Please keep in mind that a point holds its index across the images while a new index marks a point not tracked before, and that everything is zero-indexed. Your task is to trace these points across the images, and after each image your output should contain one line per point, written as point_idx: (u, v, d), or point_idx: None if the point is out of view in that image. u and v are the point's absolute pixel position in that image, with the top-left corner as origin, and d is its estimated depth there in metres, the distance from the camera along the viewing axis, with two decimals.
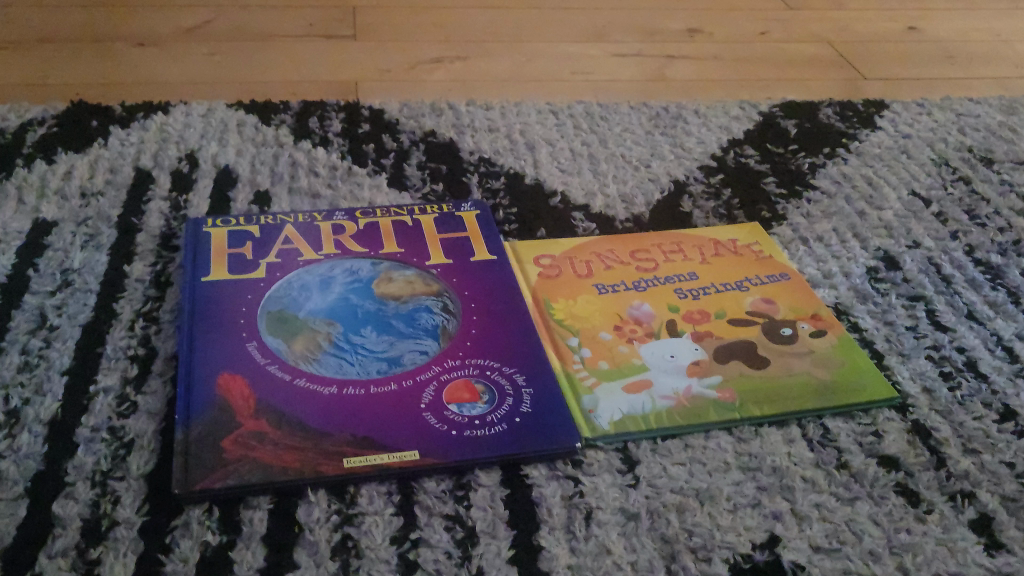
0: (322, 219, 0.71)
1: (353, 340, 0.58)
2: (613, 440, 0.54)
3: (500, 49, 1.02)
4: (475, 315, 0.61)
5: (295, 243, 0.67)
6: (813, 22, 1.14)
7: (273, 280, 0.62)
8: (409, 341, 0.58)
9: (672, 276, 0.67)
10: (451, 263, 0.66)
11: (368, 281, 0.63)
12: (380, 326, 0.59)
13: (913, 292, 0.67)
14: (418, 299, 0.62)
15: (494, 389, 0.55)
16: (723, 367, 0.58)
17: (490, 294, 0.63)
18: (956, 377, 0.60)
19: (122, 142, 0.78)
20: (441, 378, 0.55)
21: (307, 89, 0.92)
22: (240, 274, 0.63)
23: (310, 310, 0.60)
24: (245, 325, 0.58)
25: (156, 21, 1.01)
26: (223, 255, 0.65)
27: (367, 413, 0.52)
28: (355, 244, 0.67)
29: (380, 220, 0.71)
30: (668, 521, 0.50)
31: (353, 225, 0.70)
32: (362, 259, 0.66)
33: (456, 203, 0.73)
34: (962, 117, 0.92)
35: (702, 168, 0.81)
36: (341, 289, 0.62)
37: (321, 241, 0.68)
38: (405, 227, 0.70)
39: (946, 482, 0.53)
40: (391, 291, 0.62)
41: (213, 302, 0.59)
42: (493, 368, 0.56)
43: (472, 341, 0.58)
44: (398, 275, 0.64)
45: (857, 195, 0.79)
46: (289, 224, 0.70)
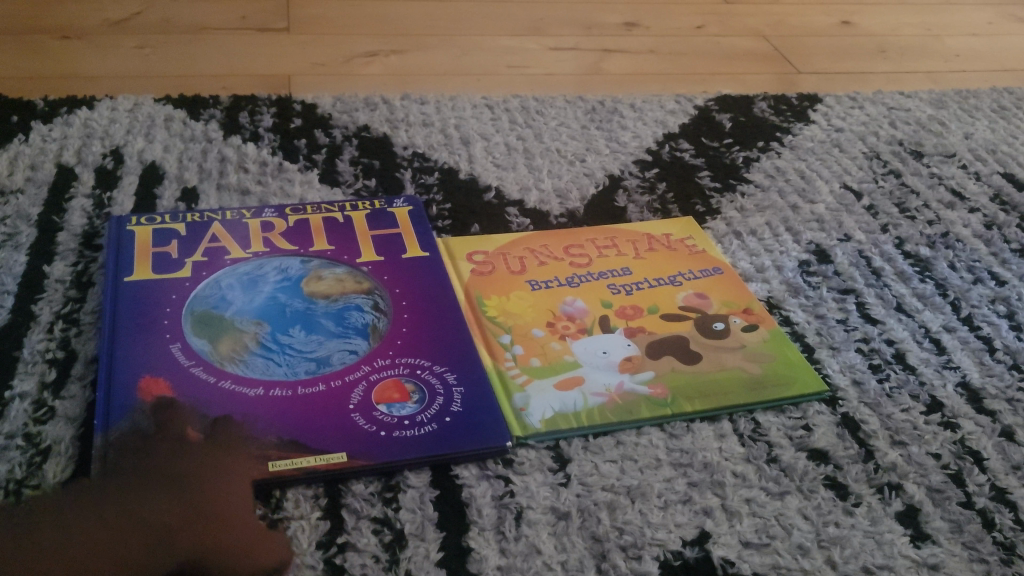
0: (251, 216, 0.69)
1: (281, 340, 0.56)
2: (545, 438, 0.53)
3: (436, 42, 1.01)
4: (406, 312, 0.60)
5: (222, 241, 0.66)
6: (749, 16, 1.15)
7: (199, 280, 0.61)
8: (338, 340, 0.57)
9: (605, 272, 0.66)
10: (383, 261, 0.65)
11: (297, 279, 0.62)
12: (308, 326, 0.58)
13: (843, 286, 0.68)
14: (348, 297, 0.61)
15: (424, 387, 0.54)
16: (656, 363, 0.58)
17: (421, 291, 0.62)
18: (884, 370, 0.61)
19: (43, 138, 0.76)
20: (370, 378, 0.54)
21: (238, 83, 0.90)
22: (165, 273, 0.61)
23: (237, 310, 0.58)
24: (170, 326, 0.56)
25: (82, 13, 0.98)
26: (148, 254, 0.63)
27: (294, 414, 0.51)
28: (284, 242, 0.66)
29: (311, 217, 0.70)
30: (599, 519, 0.49)
31: (283, 223, 0.68)
32: (292, 257, 0.64)
33: (388, 199, 0.72)
34: (893, 111, 0.93)
35: (637, 162, 0.81)
36: (269, 288, 0.61)
37: (249, 239, 0.66)
38: (336, 224, 0.69)
39: (874, 474, 0.53)
40: (321, 289, 0.61)
41: (136, 302, 0.58)
42: (424, 367, 0.56)
43: (403, 339, 0.57)
44: (327, 272, 0.63)
45: (790, 188, 0.79)
46: (217, 221, 0.68)
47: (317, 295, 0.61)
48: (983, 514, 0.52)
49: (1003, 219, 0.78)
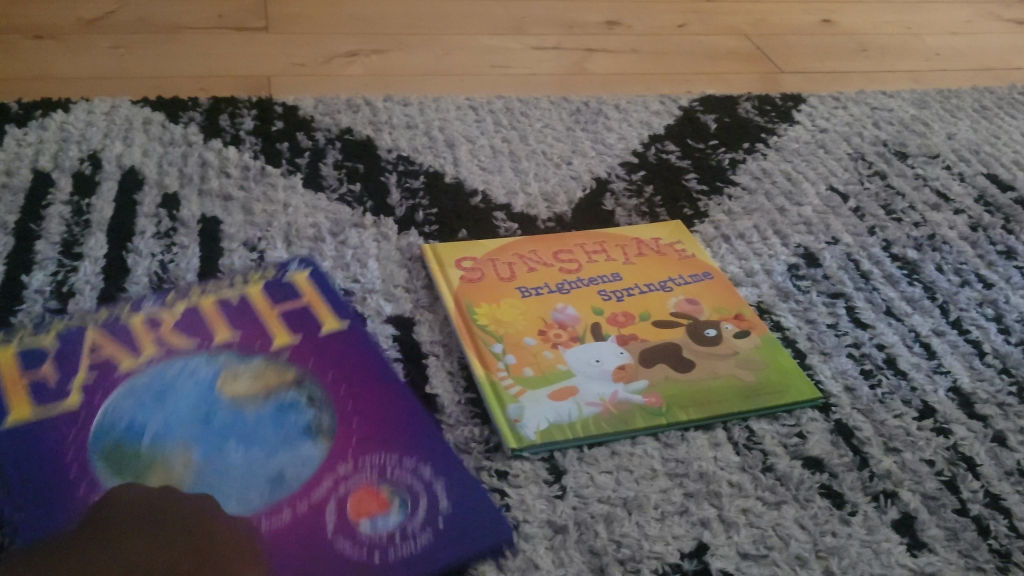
0: (127, 311, 0.58)
1: (219, 464, 0.48)
2: (540, 450, 0.53)
3: (418, 42, 1.00)
4: (352, 397, 0.53)
5: (106, 351, 0.54)
6: (731, 15, 1.15)
7: (105, 386, 0.52)
8: (288, 447, 0.50)
9: (595, 277, 0.66)
10: (299, 342, 0.57)
11: (212, 380, 0.53)
12: (246, 435, 0.50)
13: (833, 289, 0.68)
14: (283, 390, 0.53)
15: (401, 493, 0.48)
16: (649, 371, 0.58)
17: (358, 369, 0.56)
18: (876, 375, 0.61)
19: (18, 143, 0.74)
20: (338, 494, 0.47)
21: (217, 84, 0.88)
22: (50, 398, 0.50)
23: (153, 438, 0.49)
24: (77, 458, 0.47)
25: (55, 12, 0.96)
26: (16, 385, 0.51)
27: (288, 539, 0.45)
28: (181, 335, 0.56)
29: (201, 301, 0.59)
30: (596, 532, 0.49)
31: (170, 313, 0.58)
32: (199, 353, 0.55)
33: (281, 263, 0.64)
34: (877, 111, 0.93)
35: (624, 164, 0.80)
36: (180, 395, 0.52)
37: (137, 341, 0.55)
38: (231, 304, 0.59)
39: (869, 482, 0.53)
40: (240, 390, 0.53)
41: (25, 439, 0.48)
42: (392, 467, 0.49)
43: (360, 433, 0.51)
44: (246, 365, 0.55)
45: (777, 191, 0.79)
46: (91, 324, 0.57)
47: (247, 380, 0.53)
48: (977, 521, 0.52)
49: (989, 221, 0.78)
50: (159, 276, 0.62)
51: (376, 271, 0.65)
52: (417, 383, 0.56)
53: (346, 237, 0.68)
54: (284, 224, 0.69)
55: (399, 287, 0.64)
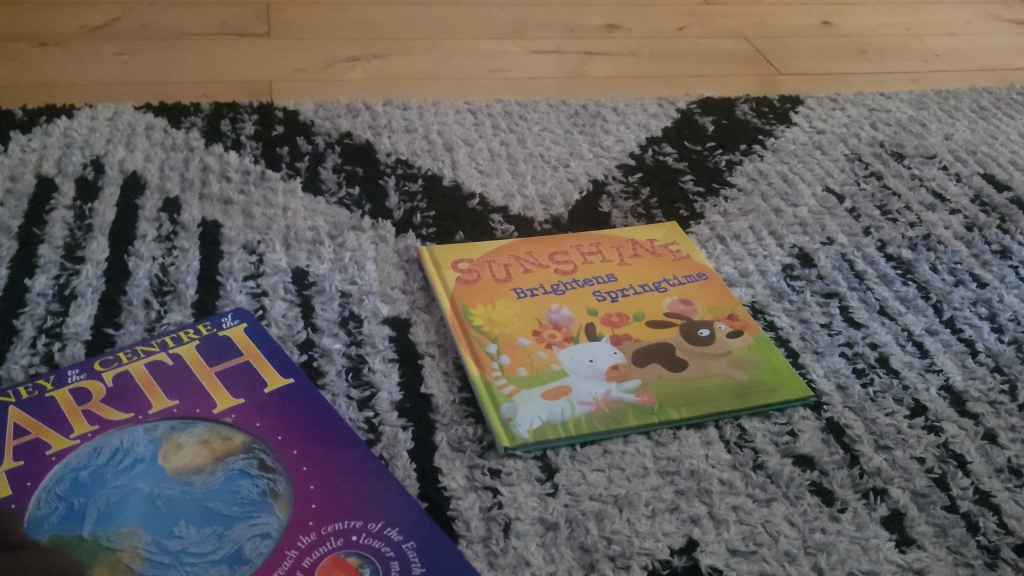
0: (54, 386, 0.54)
1: (170, 546, 0.45)
2: (532, 448, 0.53)
3: (418, 47, 1.01)
4: (304, 464, 0.50)
5: (32, 431, 0.50)
6: (730, 17, 1.15)
7: (41, 474, 0.48)
8: (241, 523, 0.46)
9: (590, 278, 0.67)
10: (245, 404, 0.54)
11: (151, 457, 0.50)
12: (193, 515, 0.47)
13: (827, 289, 0.68)
14: (228, 467, 0.49)
15: (373, 557, 0.45)
16: (642, 370, 0.58)
17: (303, 431, 0.52)
18: (868, 374, 0.61)
19: (22, 148, 0.75)
20: (304, 564, 0.45)
21: (219, 89, 0.89)
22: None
23: (95, 528, 0.46)
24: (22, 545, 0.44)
25: (60, 20, 0.98)
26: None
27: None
28: (112, 408, 0.53)
29: (130, 366, 0.55)
30: (587, 529, 0.49)
31: (102, 384, 0.54)
32: (139, 428, 0.51)
33: (215, 319, 0.60)
34: (874, 112, 0.94)
35: (621, 167, 0.81)
36: (117, 480, 0.48)
37: (68, 419, 0.52)
38: (165, 368, 0.55)
39: (859, 479, 0.54)
40: (184, 464, 0.49)
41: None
42: (359, 531, 0.47)
43: (318, 502, 0.48)
44: (185, 438, 0.51)
45: (773, 192, 0.79)
46: (19, 390, 0.53)
47: (191, 453, 0.50)
48: (966, 518, 0.52)
49: (984, 221, 0.79)
50: (159, 280, 0.63)
51: (374, 273, 0.66)
52: (412, 384, 0.57)
53: (344, 240, 0.69)
54: (283, 227, 0.70)
55: (395, 289, 0.65)
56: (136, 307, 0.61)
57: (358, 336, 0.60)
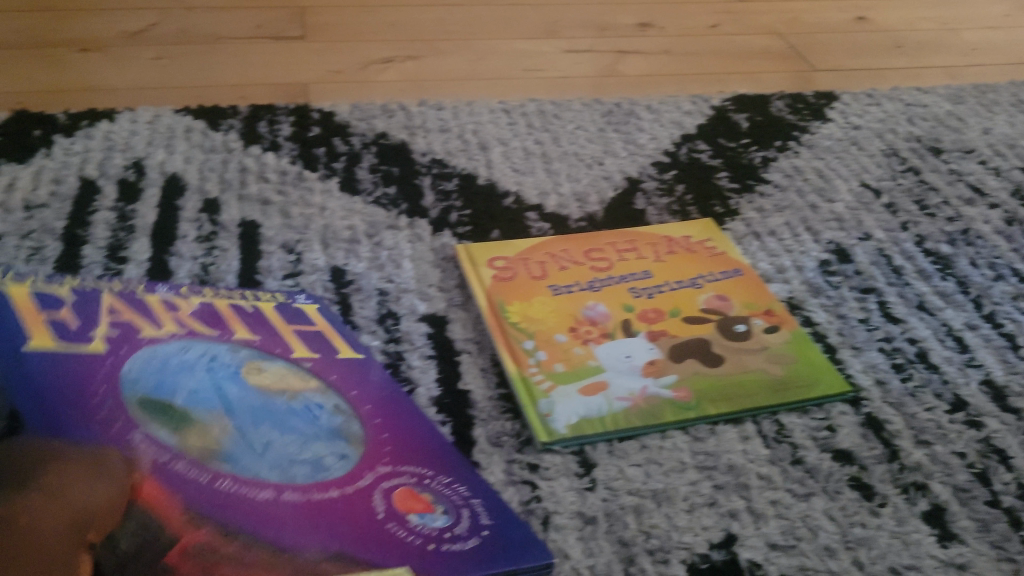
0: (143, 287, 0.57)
1: (254, 438, 0.48)
2: (570, 443, 0.53)
3: (452, 48, 1.01)
4: (377, 416, 0.52)
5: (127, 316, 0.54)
6: (763, 14, 1.15)
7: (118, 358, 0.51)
8: (317, 441, 0.49)
9: (626, 275, 0.67)
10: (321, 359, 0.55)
11: (234, 368, 0.53)
12: (273, 422, 0.50)
13: (864, 285, 0.68)
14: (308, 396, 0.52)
15: (444, 499, 0.48)
16: (679, 366, 0.58)
17: (380, 398, 0.54)
18: (907, 369, 0.61)
19: (66, 152, 0.77)
20: (383, 486, 0.48)
21: (256, 92, 0.90)
22: (72, 343, 0.51)
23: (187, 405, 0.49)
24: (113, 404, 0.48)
25: (100, 25, 0.99)
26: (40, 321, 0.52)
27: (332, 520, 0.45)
28: (201, 324, 0.55)
29: (214, 300, 0.58)
30: (625, 524, 0.49)
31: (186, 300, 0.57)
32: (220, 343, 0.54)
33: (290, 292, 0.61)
34: (911, 107, 0.93)
35: (655, 164, 0.81)
36: (201, 379, 0.51)
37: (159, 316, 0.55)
38: (246, 312, 0.58)
39: (899, 474, 0.53)
40: (266, 382, 0.52)
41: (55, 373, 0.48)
42: (430, 477, 0.49)
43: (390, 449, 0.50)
44: (266, 364, 0.54)
45: (809, 188, 0.79)
46: (107, 292, 0.56)
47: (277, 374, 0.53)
48: (1009, 513, 0.52)
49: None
50: (200, 278, 0.64)
51: (411, 271, 0.67)
52: (450, 380, 0.58)
53: (381, 239, 0.70)
54: (321, 227, 0.71)
55: (433, 287, 0.65)
56: None
57: (396, 334, 0.61)
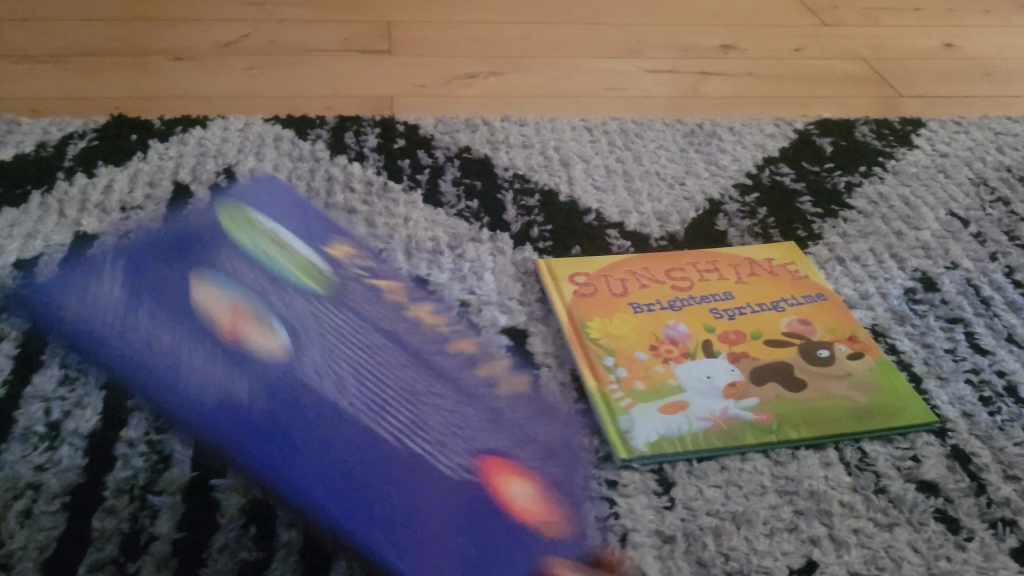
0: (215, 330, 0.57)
1: None
2: (649, 461, 0.53)
3: (535, 65, 1.02)
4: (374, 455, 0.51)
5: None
6: (848, 39, 1.14)
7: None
8: None
9: (707, 296, 0.67)
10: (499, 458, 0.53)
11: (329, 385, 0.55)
12: None
13: (951, 314, 0.67)
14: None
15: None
16: (760, 389, 0.58)
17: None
18: (996, 402, 0.60)
19: (161, 156, 0.79)
20: None
21: (343, 103, 0.92)
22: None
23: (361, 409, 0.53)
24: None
25: (196, 35, 1.03)
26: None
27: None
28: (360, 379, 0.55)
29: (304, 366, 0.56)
30: (704, 544, 0.49)
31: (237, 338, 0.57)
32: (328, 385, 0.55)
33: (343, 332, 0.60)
34: (1001, 136, 0.91)
35: (737, 186, 0.81)
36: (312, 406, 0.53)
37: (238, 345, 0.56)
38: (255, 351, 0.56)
39: (987, 509, 0.52)
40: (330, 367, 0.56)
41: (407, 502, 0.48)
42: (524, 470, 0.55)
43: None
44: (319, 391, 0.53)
45: (894, 215, 0.78)
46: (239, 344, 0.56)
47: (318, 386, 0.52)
48: None
49: None
50: None
51: (492, 283, 0.67)
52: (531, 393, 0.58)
53: (464, 250, 0.71)
54: (404, 237, 0.72)
55: (513, 300, 0.66)
56: None
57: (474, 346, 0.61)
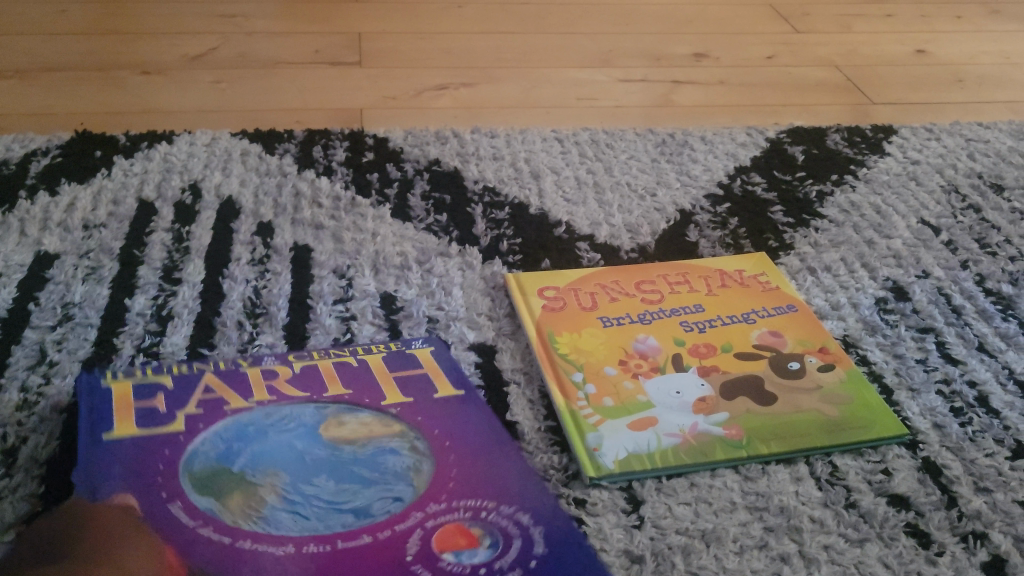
0: (249, 364, 0.59)
1: (304, 490, 0.49)
2: (618, 479, 0.53)
3: (507, 75, 1.02)
4: (453, 464, 0.52)
5: (219, 392, 0.56)
6: (821, 46, 1.14)
7: (195, 433, 0.52)
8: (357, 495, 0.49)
9: (678, 308, 0.66)
10: (463, 460, 0.52)
11: (315, 423, 0.54)
12: (332, 472, 0.50)
13: (922, 324, 0.66)
14: (304, 403, 0.55)
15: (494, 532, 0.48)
16: (730, 404, 0.57)
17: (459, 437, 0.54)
18: (967, 413, 0.59)
19: (125, 172, 0.78)
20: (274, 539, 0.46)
21: (312, 117, 0.91)
22: (154, 428, 0.52)
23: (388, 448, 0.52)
24: (167, 469, 0.49)
25: (163, 49, 1.01)
26: (130, 410, 0.54)
27: (515, 554, 0.46)
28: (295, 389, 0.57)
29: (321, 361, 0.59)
30: (673, 563, 0.48)
31: (289, 369, 0.58)
32: (303, 405, 0.55)
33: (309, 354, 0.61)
34: (972, 143, 0.91)
35: (708, 196, 0.80)
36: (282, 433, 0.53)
37: (249, 389, 0.56)
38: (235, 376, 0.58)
39: (958, 522, 0.52)
40: (346, 432, 0.53)
41: (121, 457, 0.50)
42: (488, 509, 0.49)
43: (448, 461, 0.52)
44: (348, 418, 0.55)
45: (866, 223, 0.78)
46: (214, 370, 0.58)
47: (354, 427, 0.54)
48: None
49: None
50: (252, 302, 0.65)
51: (460, 298, 0.67)
52: (498, 411, 0.57)
53: (432, 265, 0.70)
54: (372, 252, 0.71)
55: (482, 315, 0.65)
56: (229, 328, 0.62)
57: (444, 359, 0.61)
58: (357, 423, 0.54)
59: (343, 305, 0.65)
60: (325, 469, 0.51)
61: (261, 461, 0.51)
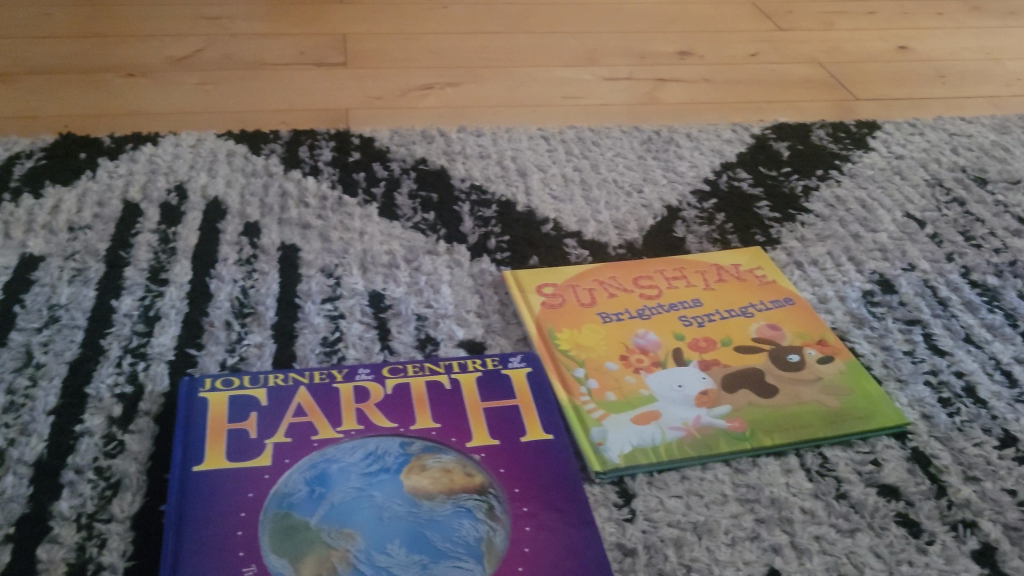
0: (342, 381, 0.58)
1: (376, 560, 0.46)
2: (623, 473, 0.53)
3: (491, 75, 1.02)
4: (525, 510, 0.50)
5: (309, 415, 0.55)
6: (804, 43, 1.14)
7: (281, 470, 0.51)
8: (426, 563, 0.46)
9: (676, 303, 0.66)
10: (535, 512, 0.50)
11: (396, 470, 0.51)
12: (407, 538, 0.48)
13: (909, 316, 0.67)
14: (389, 440, 0.53)
15: None
16: (731, 396, 0.58)
17: (541, 482, 0.51)
18: (955, 403, 0.60)
19: (110, 174, 0.78)
20: None
21: (297, 117, 0.91)
22: (242, 461, 0.51)
23: (460, 508, 0.49)
24: (246, 519, 0.48)
25: (146, 51, 1.01)
26: (223, 436, 0.53)
27: None
28: (383, 419, 0.55)
29: (413, 380, 0.58)
30: (665, 556, 0.49)
31: (381, 391, 0.57)
32: (391, 440, 0.53)
33: (354, 369, 0.59)
34: (955, 137, 0.92)
35: (695, 192, 0.81)
36: (358, 488, 0.50)
37: (340, 416, 0.55)
38: (332, 402, 0.56)
39: (947, 511, 0.52)
40: (426, 483, 0.51)
41: (204, 502, 0.48)
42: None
43: (533, 523, 0.49)
44: (432, 461, 0.52)
45: (852, 218, 0.78)
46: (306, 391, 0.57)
47: (433, 478, 0.51)
48: None
49: None
50: (240, 300, 0.65)
51: (449, 296, 0.67)
52: None
53: (420, 263, 0.70)
54: (360, 251, 0.71)
55: (471, 313, 0.65)
56: (217, 327, 0.62)
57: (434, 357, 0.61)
58: (440, 470, 0.52)
59: (330, 305, 0.65)
60: (401, 534, 0.48)
61: (334, 521, 0.48)
